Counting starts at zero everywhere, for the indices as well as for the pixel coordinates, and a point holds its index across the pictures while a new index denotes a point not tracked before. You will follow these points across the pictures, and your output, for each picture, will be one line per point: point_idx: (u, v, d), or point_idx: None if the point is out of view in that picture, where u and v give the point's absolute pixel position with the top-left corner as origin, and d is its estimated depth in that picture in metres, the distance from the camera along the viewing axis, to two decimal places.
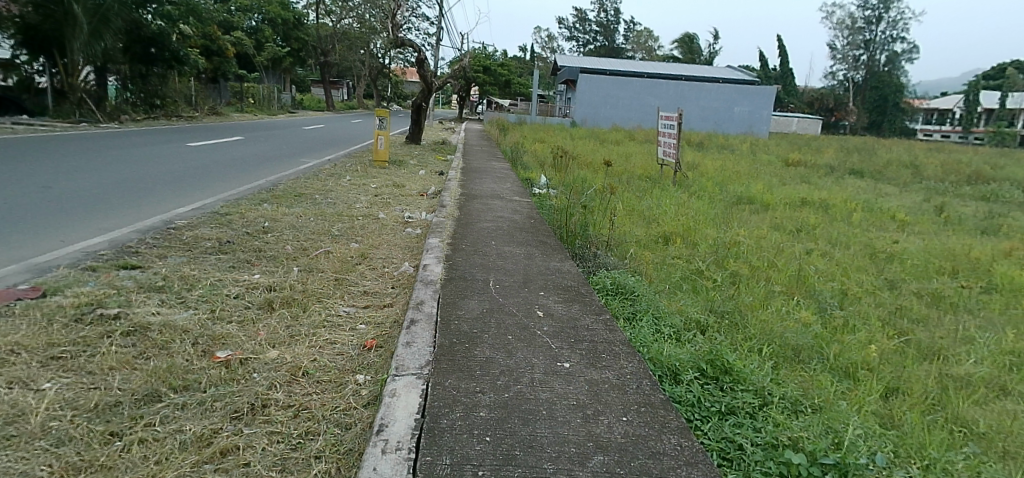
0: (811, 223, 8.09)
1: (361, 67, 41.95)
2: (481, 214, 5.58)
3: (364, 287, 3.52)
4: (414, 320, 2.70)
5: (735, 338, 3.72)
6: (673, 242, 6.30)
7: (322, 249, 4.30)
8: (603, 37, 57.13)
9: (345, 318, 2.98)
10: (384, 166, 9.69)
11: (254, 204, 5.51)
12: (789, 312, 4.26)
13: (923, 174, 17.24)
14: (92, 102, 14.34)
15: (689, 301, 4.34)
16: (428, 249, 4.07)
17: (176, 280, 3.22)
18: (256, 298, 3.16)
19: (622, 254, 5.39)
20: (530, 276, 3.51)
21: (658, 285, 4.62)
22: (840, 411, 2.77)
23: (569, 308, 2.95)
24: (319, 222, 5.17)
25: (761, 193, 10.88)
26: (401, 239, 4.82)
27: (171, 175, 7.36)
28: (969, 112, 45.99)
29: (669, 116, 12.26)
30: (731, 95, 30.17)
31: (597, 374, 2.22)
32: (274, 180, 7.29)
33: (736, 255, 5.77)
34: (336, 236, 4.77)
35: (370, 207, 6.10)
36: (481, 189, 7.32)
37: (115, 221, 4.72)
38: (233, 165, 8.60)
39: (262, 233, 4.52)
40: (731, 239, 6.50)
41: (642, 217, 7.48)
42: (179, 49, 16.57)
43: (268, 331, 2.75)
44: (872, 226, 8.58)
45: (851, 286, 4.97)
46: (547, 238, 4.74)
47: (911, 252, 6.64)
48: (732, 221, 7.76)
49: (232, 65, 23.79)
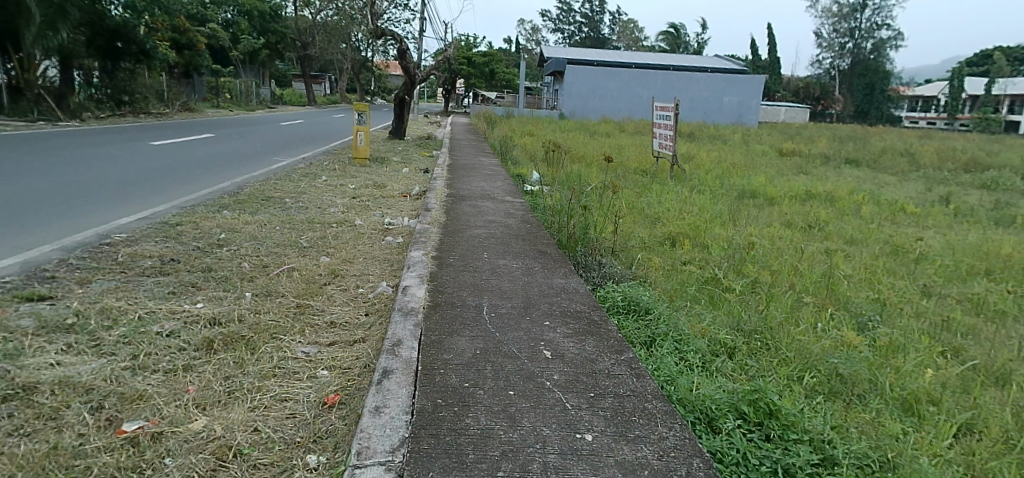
0: (821, 218, 7.59)
1: (343, 62, 41.13)
2: (470, 218, 4.99)
3: (331, 316, 2.91)
4: (389, 369, 2.10)
5: (770, 367, 3.18)
6: (682, 245, 5.78)
7: (285, 265, 3.69)
8: (589, 28, 56.61)
9: (302, 362, 2.37)
10: (364, 164, 9.09)
11: (212, 211, 4.89)
12: (826, 329, 3.73)
13: (920, 161, 16.90)
14: (52, 99, 13.57)
15: (710, 317, 3.81)
16: (409, 266, 3.47)
17: (92, 314, 2.60)
18: (193, 336, 2.54)
19: (628, 262, 4.86)
20: (531, 299, 2.93)
21: (674, 299, 4.08)
22: (920, 471, 2.24)
23: (582, 346, 2.37)
24: (286, 231, 4.56)
25: (764, 186, 10.37)
26: (378, 251, 4.23)
27: (124, 178, 6.70)
28: (953, 100, 46.04)
29: (664, 107, 11.72)
30: (720, 85, 29.76)
31: (631, 454, 1.65)
32: (240, 182, 6.66)
33: (753, 258, 5.23)
34: (304, 248, 4.16)
35: (346, 212, 5.48)
36: (469, 188, 6.73)
37: (43, 234, 4.09)
38: (198, 165, 7.94)
39: (216, 247, 3.89)
40: (744, 239, 5.98)
41: (645, 216, 6.95)
42: (147, 43, 15.77)
43: (204, 385, 2.14)
44: (884, 219, 8.12)
45: (885, 292, 4.44)
46: (547, 248, 4.16)
47: (936, 249, 6.15)
48: (740, 219, 7.24)
49: (206, 59, 22.87)
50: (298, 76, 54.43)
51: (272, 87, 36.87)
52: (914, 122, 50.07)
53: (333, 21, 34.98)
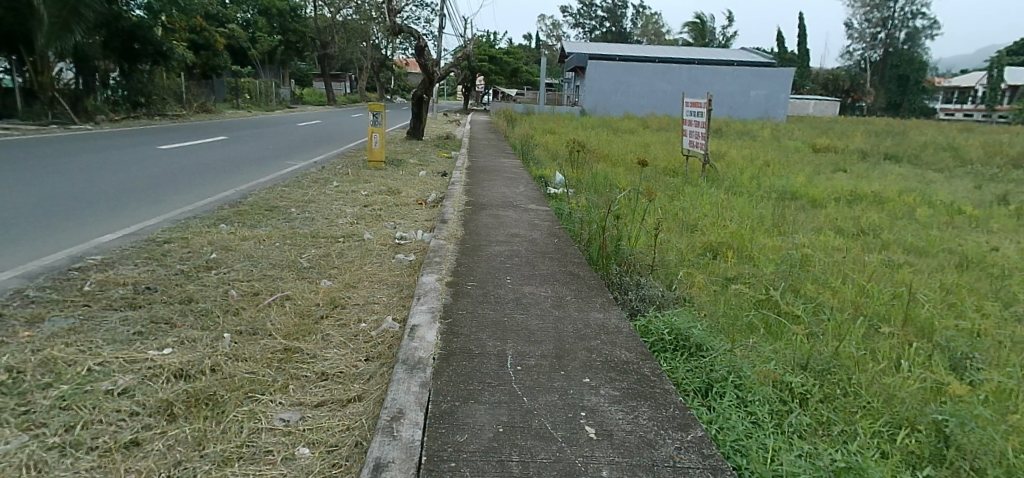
0: (875, 223, 6.93)
1: (363, 60, 40.88)
2: (491, 232, 4.47)
3: (323, 365, 2.41)
4: (381, 460, 1.60)
5: (854, 423, 2.65)
6: (725, 258, 5.22)
7: (279, 293, 3.22)
8: (612, 22, 55.72)
9: (277, 436, 1.90)
10: (379, 167, 8.61)
11: (207, 225, 4.45)
12: (914, 369, 3.16)
13: (966, 156, 15.97)
14: (66, 101, 13.36)
15: (772, 351, 3.28)
16: (420, 296, 2.96)
17: (30, 369, 2.17)
18: (150, 396, 2.08)
19: (668, 280, 4.32)
20: (565, 344, 2.41)
21: (727, 328, 3.55)
22: None
23: (635, 419, 1.86)
24: (286, 248, 4.11)
25: (804, 186, 9.69)
26: (387, 272, 3.74)
27: (123, 184, 6.32)
28: (992, 90, 44.21)
29: (695, 102, 11.07)
30: (748, 78, 28.82)
31: None
32: (244, 189, 6.26)
33: (811, 275, 4.66)
34: (304, 270, 3.70)
35: (356, 224, 5.01)
36: (490, 195, 6.22)
37: (15, 253, 3.68)
38: (203, 170, 7.56)
39: (204, 271, 3.44)
40: (797, 252, 5.41)
41: (681, 222, 6.40)
42: (162, 44, 15.45)
43: (145, 475, 1.70)
44: (940, 223, 7.45)
45: (976, 319, 3.83)
46: (579, 268, 3.63)
47: (1013, 260, 5.49)
48: (785, 225, 6.65)
49: (224, 58, 22.64)
50: (320, 76, 54.64)
51: (291, 86, 36.83)
52: (947, 116, 48.38)
53: (354, 20, 34.72)
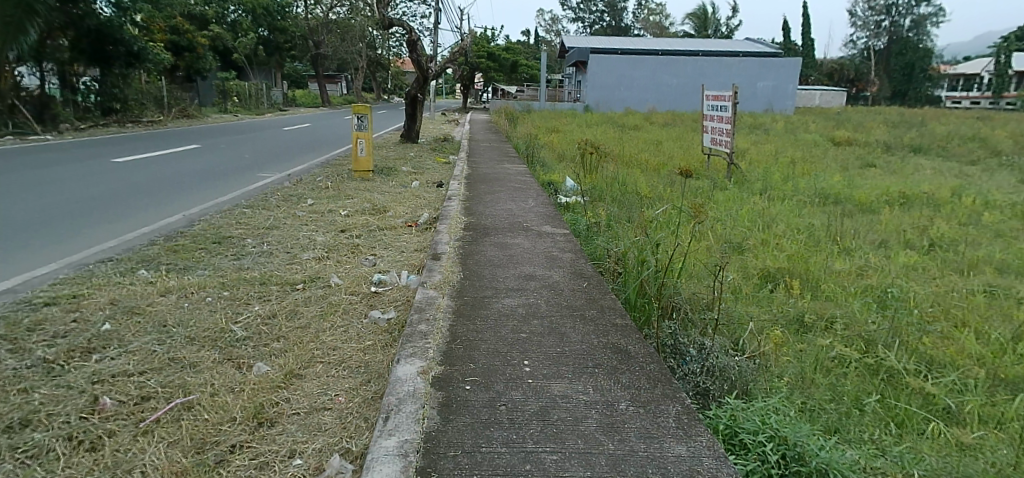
0: (945, 235, 5.83)
1: (358, 60, 39.79)
2: (498, 273, 3.38)
3: None
4: None
5: None
6: (790, 292, 4.15)
7: (179, 398, 2.11)
8: (611, 16, 54.58)
9: None
10: (367, 178, 7.54)
11: (121, 273, 3.39)
12: None
13: (995, 146, 14.93)
14: (27, 110, 12.27)
15: (917, 463, 2.22)
16: (388, 409, 1.87)
17: None
18: None
19: (733, 337, 3.24)
20: None
21: (843, 426, 2.47)
22: None
23: None
24: (223, 305, 3.02)
25: (842, 186, 8.60)
26: (353, 345, 2.64)
27: (45, 209, 5.25)
28: (1001, 77, 43.09)
29: (716, 94, 9.93)
30: (754, 70, 27.62)
31: None
32: (193, 214, 5.19)
33: (917, 322, 3.57)
34: (237, 344, 2.61)
35: (324, 259, 3.92)
36: (494, 213, 5.14)
37: None
38: (156, 186, 6.47)
39: (81, 357, 2.36)
40: (880, 282, 4.31)
41: (722, 240, 5.29)
42: (134, 43, 14.42)
43: None
44: (1009, 230, 6.36)
45: None
46: (626, 336, 2.53)
47: None
48: (845, 240, 5.54)
49: (207, 60, 21.50)
50: (315, 79, 53.65)
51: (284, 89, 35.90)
52: (955, 105, 47.12)
53: (347, 19, 33.65)
